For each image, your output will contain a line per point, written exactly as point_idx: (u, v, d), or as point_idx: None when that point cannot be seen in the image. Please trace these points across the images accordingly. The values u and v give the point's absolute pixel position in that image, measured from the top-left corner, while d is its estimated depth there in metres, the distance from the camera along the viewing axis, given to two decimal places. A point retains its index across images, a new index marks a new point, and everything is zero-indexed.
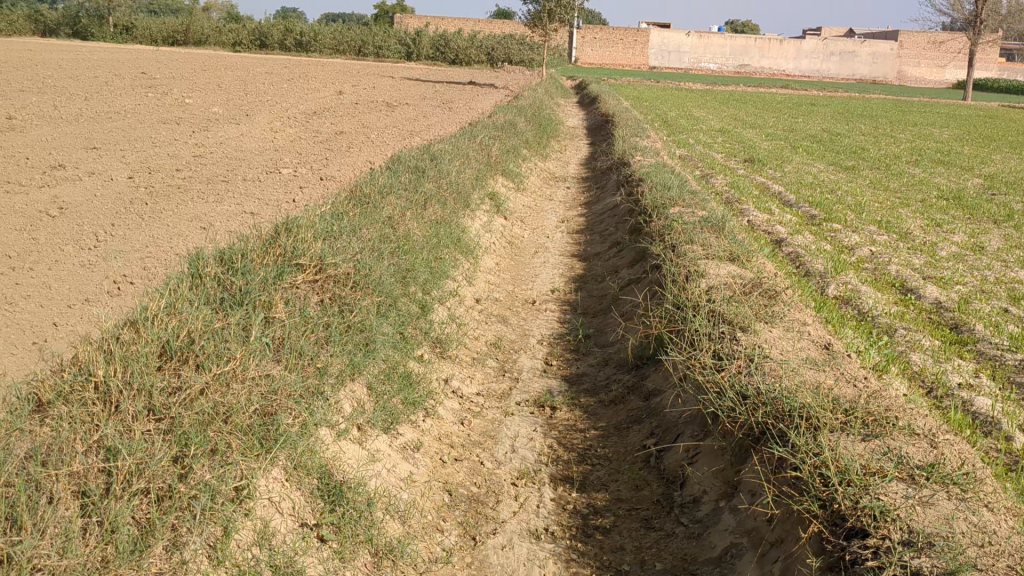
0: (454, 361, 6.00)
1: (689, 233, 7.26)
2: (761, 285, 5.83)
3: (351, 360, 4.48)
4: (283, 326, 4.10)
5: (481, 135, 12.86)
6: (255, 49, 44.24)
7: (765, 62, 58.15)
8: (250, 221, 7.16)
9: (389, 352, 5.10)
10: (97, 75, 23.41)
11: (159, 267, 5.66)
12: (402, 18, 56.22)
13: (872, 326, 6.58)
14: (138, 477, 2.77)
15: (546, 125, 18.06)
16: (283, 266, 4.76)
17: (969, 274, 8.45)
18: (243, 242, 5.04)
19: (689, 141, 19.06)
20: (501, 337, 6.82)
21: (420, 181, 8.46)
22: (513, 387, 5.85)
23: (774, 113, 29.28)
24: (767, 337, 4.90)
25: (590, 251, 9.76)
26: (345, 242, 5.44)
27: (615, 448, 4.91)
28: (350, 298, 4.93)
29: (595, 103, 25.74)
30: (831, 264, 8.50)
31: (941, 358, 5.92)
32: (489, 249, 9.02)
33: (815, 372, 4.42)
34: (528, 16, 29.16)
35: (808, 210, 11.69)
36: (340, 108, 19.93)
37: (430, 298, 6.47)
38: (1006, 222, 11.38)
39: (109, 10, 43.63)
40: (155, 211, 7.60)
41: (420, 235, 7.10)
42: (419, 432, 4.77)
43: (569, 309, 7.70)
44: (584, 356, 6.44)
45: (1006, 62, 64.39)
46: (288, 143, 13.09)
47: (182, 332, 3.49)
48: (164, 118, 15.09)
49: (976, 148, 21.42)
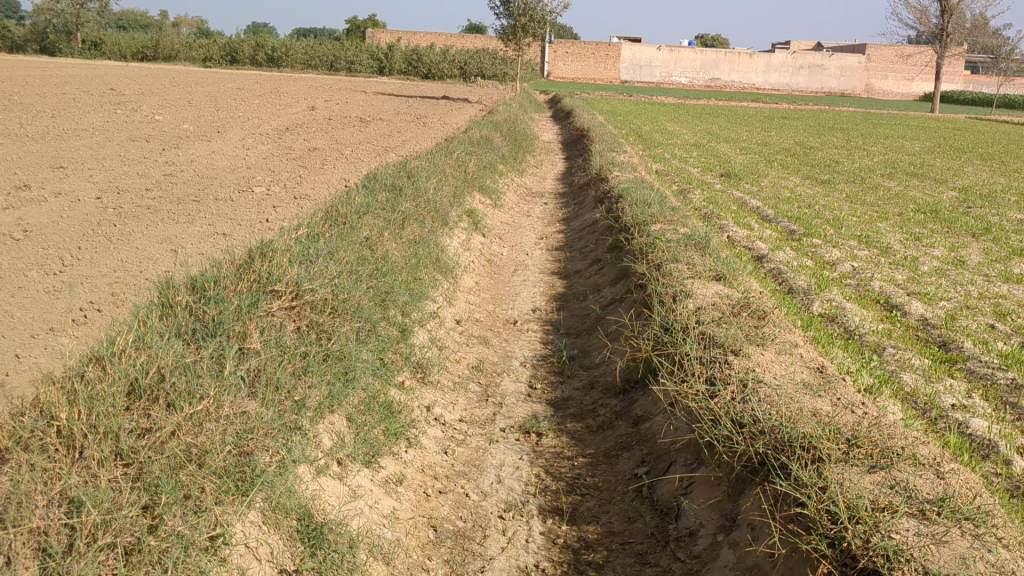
0: (436, 386, 5.82)
1: (673, 251, 7.14)
2: (750, 306, 5.69)
3: (330, 392, 4.29)
4: (259, 359, 3.91)
5: (457, 152, 12.71)
6: (226, 64, 43.88)
7: (736, 76, 58.34)
8: (223, 244, 6.96)
9: (368, 380, 4.91)
10: (63, 91, 23.04)
11: (127, 294, 5.45)
12: (374, 33, 56.08)
13: (860, 344, 6.45)
14: (104, 531, 2.58)
15: (521, 140, 17.93)
16: (259, 292, 4.56)
17: (953, 290, 8.38)
18: (216, 267, 4.83)
19: (664, 156, 19.02)
20: (483, 360, 6.64)
21: (396, 200, 8.28)
22: (497, 413, 5.67)
23: (747, 127, 29.38)
24: (761, 360, 4.75)
25: (569, 268, 9.62)
26: (322, 265, 5.24)
27: (604, 478, 4.73)
28: (328, 325, 4.73)
29: (569, 118, 25.67)
30: (814, 281, 8.40)
31: (933, 377, 5.80)
32: (468, 268, 8.86)
33: (813, 398, 4.27)
34: (501, 31, 29.07)
35: (787, 225, 11.63)
36: (313, 124, 19.72)
37: (410, 321, 6.28)
38: (984, 235, 11.37)
39: (76, 26, 43.20)
40: (123, 233, 7.37)
41: (398, 256, 6.92)
42: (402, 464, 4.59)
43: (552, 329, 7.54)
44: (569, 379, 6.27)
45: (972, 74, 65.23)
46: (260, 161, 12.86)
47: (151, 368, 3.29)
48: (132, 136, 14.81)
49: (948, 161, 21.54)
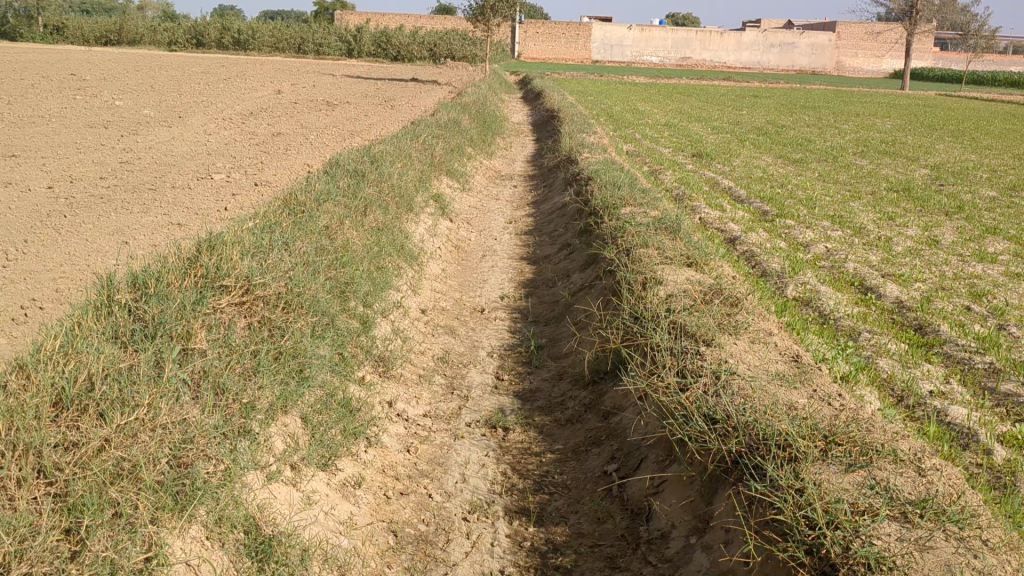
0: (399, 380, 5.61)
1: (644, 236, 6.96)
2: (722, 292, 5.52)
3: (281, 392, 4.06)
4: (203, 361, 3.68)
5: (424, 135, 12.45)
6: (191, 48, 43.16)
7: (707, 54, 58.17)
8: (177, 235, 6.69)
9: (326, 376, 4.68)
10: (22, 77, 22.50)
11: (71, 289, 5.18)
12: (342, 15, 55.42)
13: (835, 329, 6.31)
14: (19, 560, 2.35)
15: (490, 122, 17.66)
16: (206, 287, 4.31)
17: (927, 270, 8.26)
18: (162, 261, 4.58)
19: (635, 136, 18.83)
20: (448, 351, 6.43)
21: (359, 186, 8.03)
22: (462, 406, 5.47)
23: (719, 106, 29.23)
24: (734, 350, 4.57)
25: (539, 253, 9.42)
26: (275, 257, 5.00)
27: (574, 475, 4.55)
28: (281, 321, 4.50)
29: (539, 99, 25.42)
30: (788, 263, 8.25)
31: (909, 363, 5.67)
32: (434, 254, 8.64)
33: (789, 390, 4.10)
34: (470, 11, 28.69)
35: (760, 206, 11.47)
36: (278, 108, 19.35)
37: (372, 312, 6.06)
38: (957, 214, 11.27)
39: (37, 10, 42.39)
40: (73, 224, 7.07)
41: (360, 245, 6.69)
42: (361, 465, 4.37)
43: (520, 317, 7.35)
44: (537, 370, 6.08)
45: (941, 51, 65.48)
46: (221, 147, 12.53)
47: (81, 376, 3.05)
48: (90, 122, 14.40)
49: (920, 138, 21.49)
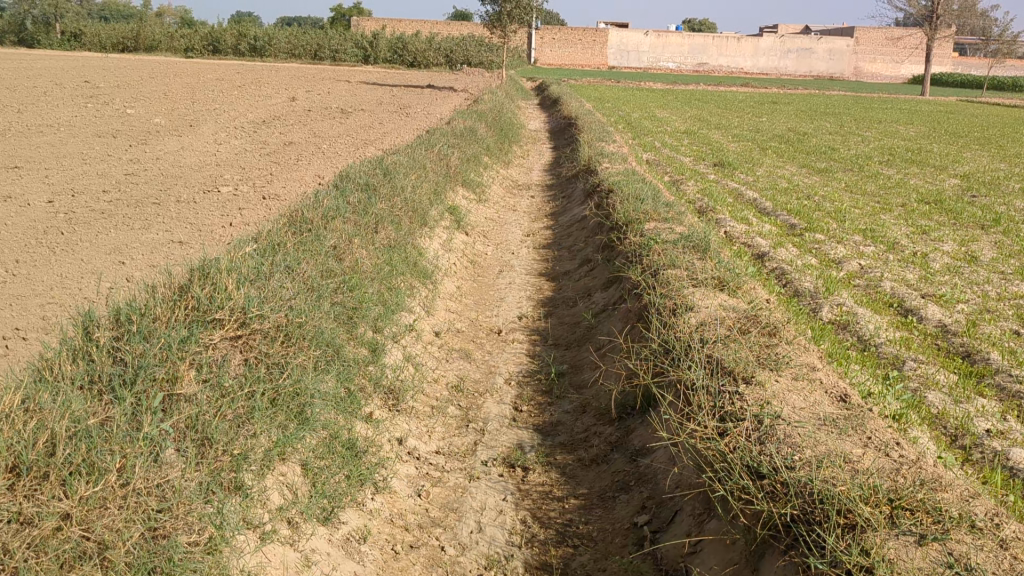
0: (410, 413, 5.21)
1: (671, 255, 6.55)
2: (760, 321, 5.11)
3: (279, 438, 3.69)
4: (189, 410, 3.31)
5: (440, 144, 12.09)
6: (208, 55, 42.97)
7: (723, 60, 57.76)
8: (177, 254, 6.36)
9: (329, 416, 4.29)
10: (37, 85, 22.33)
11: (58, 316, 4.83)
12: (359, 21, 55.36)
13: (876, 358, 5.88)
14: None
15: (507, 130, 17.30)
16: (197, 322, 3.93)
17: (969, 290, 7.82)
18: (152, 291, 4.23)
19: (654, 144, 18.44)
20: (464, 378, 6.04)
21: (369, 201, 7.66)
22: (478, 442, 5.07)
23: (738, 113, 28.82)
24: (777, 389, 4.16)
25: (558, 268, 9.04)
26: (275, 285, 4.63)
27: (600, 525, 4.14)
28: (281, 357, 4.12)
29: (556, 107, 25.08)
30: (821, 282, 7.81)
31: (961, 397, 5.23)
32: (449, 271, 8.27)
33: (842, 437, 3.69)
34: (486, 17, 28.36)
35: (787, 218, 11.05)
36: (291, 116, 19.09)
37: (382, 337, 5.68)
38: (993, 227, 10.80)
39: (56, 17, 42.64)
40: (69, 242, 6.73)
41: (369, 264, 6.33)
42: (367, 516, 3.96)
43: (539, 340, 6.95)
44: (559, 401, 5.68)
45: (961, 57, 64.74)
46: (231, 157, 12.23)
47: (43, 436, 2.68)
48: (99, 131, 14.13)
49: (946, 146, 20.97)
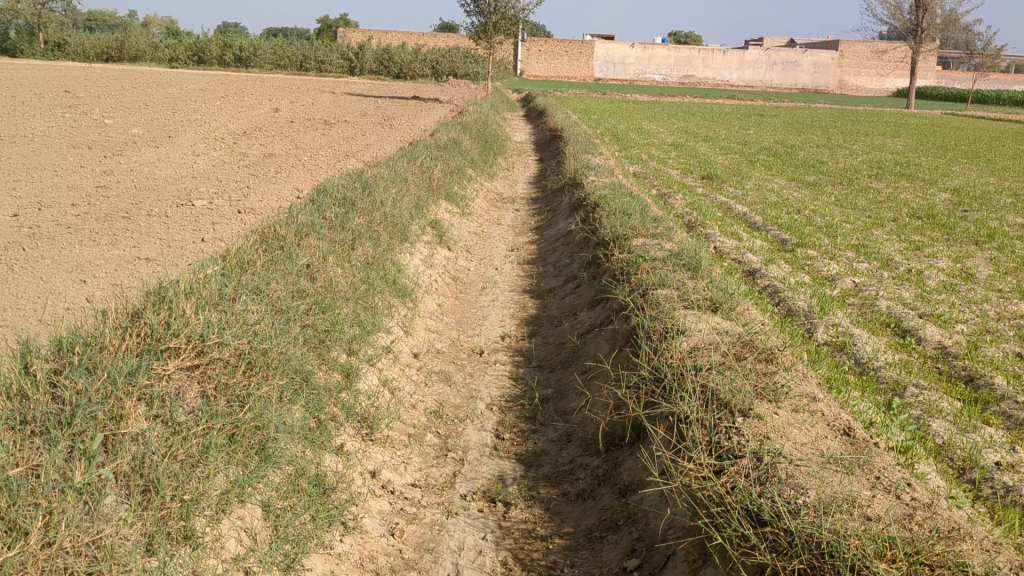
0: (385, 443, 4.88)
1: (661, 274, 6.28)
2: (756, 346, 4.85)
3: (237, 478, 3.36)
4: (135, 451, 3.01)
5: (422, 156, 11.81)
6: (193, 65, 42.66)
7: (709, 73, 57.83)
8: (142, 273, 6.05)
9: (296, 450, 3.95)
10: (15, 94, 21.88)
11: (6, 340, 4.51)
12: (345, 32, 55.07)
13: (876, 383, 5.61)
14: None
15: (492, 142, 17.03)
16: (149, 352, 3.63)
17: (967, 310, 7.57)
18: (101, 317, 3.92)
19: (642, 157, 18.20)
20: (443, 403, 5.73)
21: (347, 216, 7.36)
22: (456, 474, 4.77)
23: (726, 125, 28.68)
24: (777, 423, 3.88)
25: (543, 285, 8.76)
26: (239, 310, 4.33)
27: (587, 569, 3.81)
28: (242, 389, 3.80)
29: (542, 118, 24.83)
30: (815, 301, 7.55)
31: (968, 426, 4.96)
32: (430, 288, 7.97)
33: (850, 479, 3.41)
34: (472, 29, 28.14)
35: (778, 234, 10.81)
36: (273, 127, 18.76)
37: (356, 361, 5.37)
38: (988, 244, 10.58)
39: (40, 26, 42.21)
40: (29, 259, 6.41)
41: (345, 283, 6.03)
42: (334, 562, 3.55)
43: (523, 361, 6.66)
44: (544, 429, 5.38)
45: (946, 70, 64.89)
46: (207, 169, 11.91)
47: None
48: (74, 142, 13.76)
49: (934, 160, 20.82)
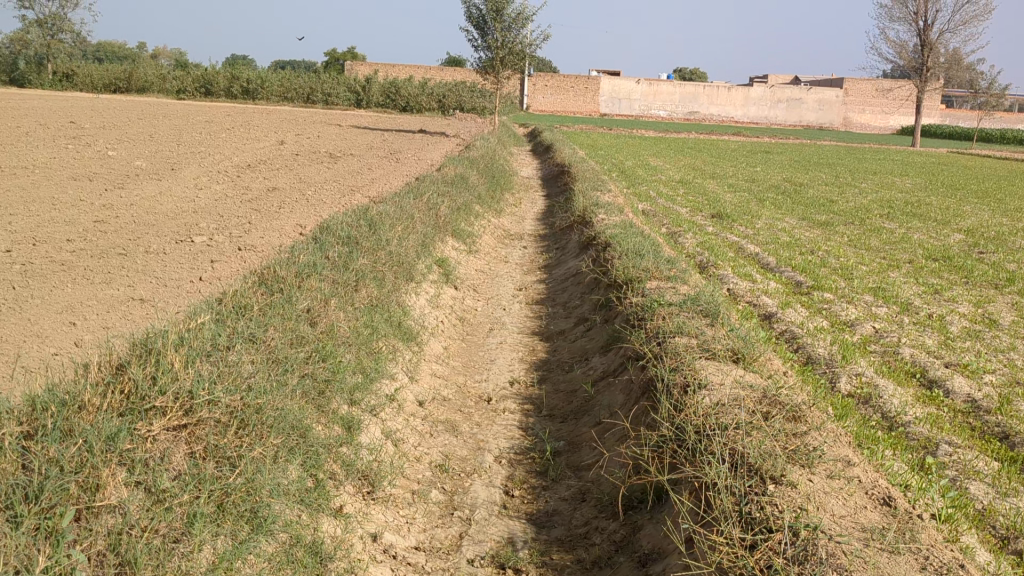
0: (387, 502, 4.56)
1: (678, 321, 6.01)
2: (783, 403, 4.56)
3: (225, 551, 3.05)
4: (111, 527, 2.75)
5: (428, 192, 11.58)
6: (200, 96, 42.58)
7: (715, 109, 57.92)
8: (135, 316, 5.78)
9: (292, 515, 3.60)
10: (20, 125, 21.72)
11: None
12: (352, 65, 55.24)
13: (907, 441, 5.29)
14: None
15: (499, 177, 16.82)
16: (132, 411, 3.36)
17: (993, 358, 7.28)
18: (84, 373, 3.65)
19: (650, 194, 17.97)
20: (449, 455, 5.43)
21: (351, 256, 7.10)
22: (463, 536, 4.45)
23: (732, 162, 28.50)
24: (813, 492, 3.58)
25: (552, 327, 8.49)
26: (233, 364, 4.06)
27: None
28: (234, 450, 3.53)
29: (549, 154, 24.67)
30: (836, 348, 7.26)
31: (1009, 490, 4.64)
32: (436, 331, 7.69)
33: (897, 561, 3.11)
34: (479, 64, 28.07)
35: (792, 275, 10.53)
36: (277, 160, 18.56)
37: (358, 411, 5.08)
38: (1007, 287, 10.29)
39: (48, 56, 42.28)
40: (19, 298, 6.14)
41: (348, 327, 5.76)
42: None
43: (533, 410, 6.36)
44: (555, 486, 5.07)
45: (950, 109, 64.96)
46: (209, 204, 11.67)
47: None
48: (75, 175, 13.53)
49: (944, 199, 20.58)
